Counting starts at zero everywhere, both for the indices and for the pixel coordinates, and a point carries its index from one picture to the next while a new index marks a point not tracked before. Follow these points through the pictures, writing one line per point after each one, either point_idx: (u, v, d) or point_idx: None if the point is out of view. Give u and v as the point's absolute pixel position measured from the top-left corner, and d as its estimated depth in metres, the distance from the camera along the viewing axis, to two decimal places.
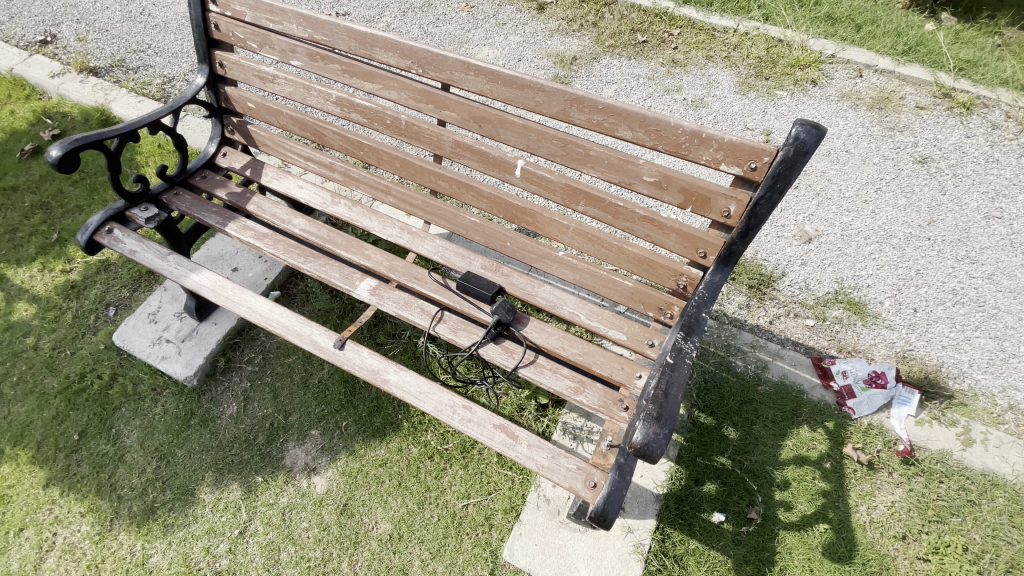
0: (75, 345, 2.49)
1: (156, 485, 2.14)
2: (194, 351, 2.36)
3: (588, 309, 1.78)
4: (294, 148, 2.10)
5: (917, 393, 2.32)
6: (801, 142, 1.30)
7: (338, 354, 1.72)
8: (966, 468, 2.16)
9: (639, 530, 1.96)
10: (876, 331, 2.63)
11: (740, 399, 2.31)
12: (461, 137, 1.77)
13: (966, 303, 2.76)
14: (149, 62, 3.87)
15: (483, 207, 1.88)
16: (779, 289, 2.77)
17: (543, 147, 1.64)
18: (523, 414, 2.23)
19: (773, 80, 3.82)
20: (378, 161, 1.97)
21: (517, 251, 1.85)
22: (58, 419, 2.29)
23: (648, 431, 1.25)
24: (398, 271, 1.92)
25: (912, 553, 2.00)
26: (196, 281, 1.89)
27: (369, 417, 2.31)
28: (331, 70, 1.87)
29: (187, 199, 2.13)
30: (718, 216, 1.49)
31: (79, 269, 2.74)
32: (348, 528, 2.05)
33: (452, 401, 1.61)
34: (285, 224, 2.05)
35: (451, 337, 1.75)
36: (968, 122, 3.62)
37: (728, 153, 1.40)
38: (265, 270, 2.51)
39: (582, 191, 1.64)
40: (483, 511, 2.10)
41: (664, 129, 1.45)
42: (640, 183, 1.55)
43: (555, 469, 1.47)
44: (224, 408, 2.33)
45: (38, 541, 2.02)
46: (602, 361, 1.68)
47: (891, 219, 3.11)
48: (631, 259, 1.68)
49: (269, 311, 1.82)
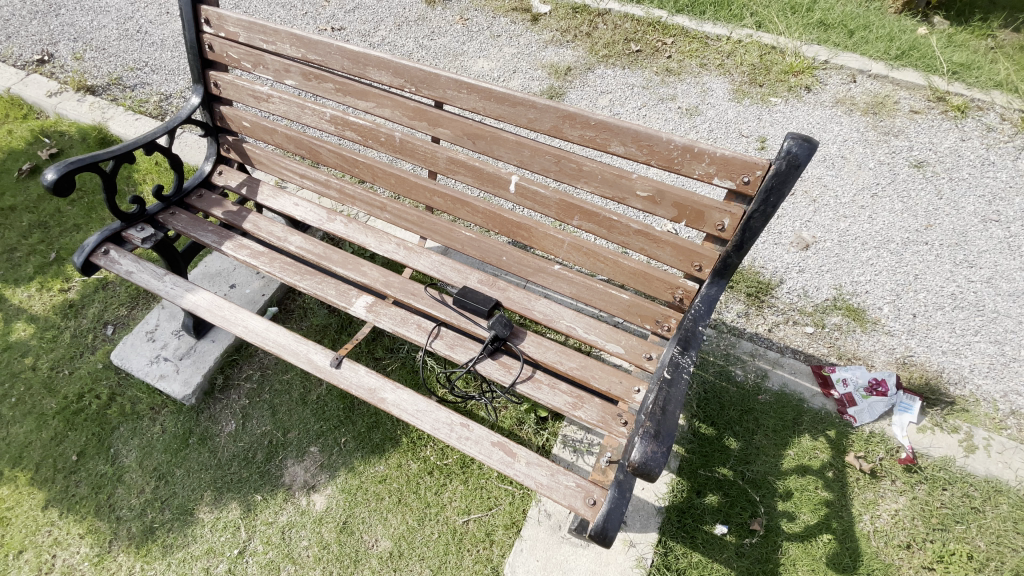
0: (73, 365, 2.48)
1: (154, 505, 2.13)
2: (192, 369, 2.36)
3: (585, 323, 1.77)
4: (289, 165, 2.11)
5: (917, 400, 2.31)
6: (793, 156, 1.30)
7: (335, 373, 1.71)
8: (970, 475, 2.15)
9: (641, 544, 1.95)
10: (876, 337, 2.62)
11: (740, 408, 2.30)
12: (455, 153, 1.78)
13: (965, 308, 2.76)
14: (146, 80, 3.90)
15: (479, 222, 1.88)
16: (777, 296, 2.76)
17: (537, 162, 1.64)
18: (522, 428, 2.22)
19: (767, 86, 3.84)
20: (372, 177, 1.98)
21: (512, 265, 1.85)
22: (56, 440, 2.28)
23: (646, 449, 1.24)
24: (394, 287, 1.91)
25: (917, 563, 1.98)
26: (192, 301, 1.89)
27: (368, 433, 2.30)
28: (325, 89, 1.88)
29: (183, 218, 2.13)
30: (712, 229, 1.49)
31: (78, 288, 2.74)
32: (348, 546, 2.04)
33: (449, 419, 1.60)
34: (281, 241, 2.05)
35: (448, 353, 1.74)
36: (963, 126, 3.63)
37: (721, 167, 1.40)
38: (263, 287, 2.51)
39: (576, 205, 1.65)
40: (484, 527, 2.08)
41: (656, 144, 1.45)
42: (633, 198, 1.55)
43: (553, 487, 1.46)
44: (223, 426, 2.33)
45: (37, 564, 2.01)
46: (600, 375, 1.67)
47: (888, 224, 3.11)
48: (627, 273, 1.67)
49: (266, 330, 1.82)
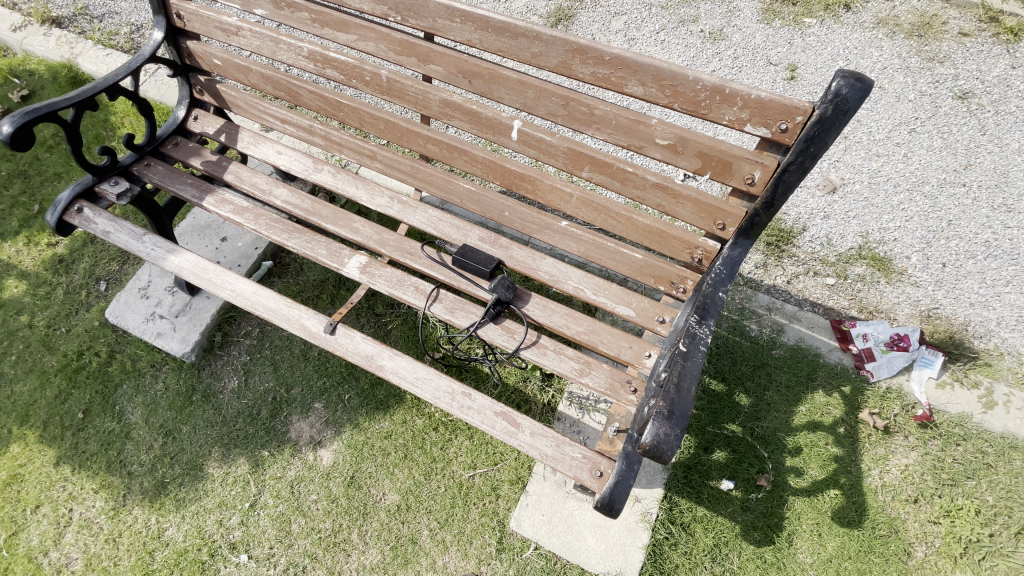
0: (70, 322, 2.44)
1: (164, 460, 2.16)
2: (189, 327, 2.31)
3: (594, 284, 1.65)
4: (269, 109, 1.91)
5: (940, 355, 2.22)
6: (842, 99, 1.10)
7: (330, 340, 1.62)
8: (985, 432, 2.10)
9: (647, 500, 1.96)
10: (901, 288, 2.49)
11: (753, 363, 2.24)
12: (449, 95, 1.58)
13: (998, 257, 2.59)
14: (114, 8, 3.55)
15: (478, 173, 1.71)
16: (799, 245, 2.60)
17: (542, 106, 1.45)
18: (527, 384, 2.18)
19: (801, 5, 3.44)
20: (359, 123, 1.79)
21: (515, 221, 1.70)
22: (61, 397, 2.28)
23: (659, 431, 1.13)
24: (389, 245, 1.77)
25: (923, 517, 1.98)
26: (175, 263, 1.77)
27: (371, 389, 2.28)
28: (299, 19, 1.65)
29: (160, 170, 1.97)
30: (740, 183, 1.32)
31: (65, 242, 2.64)
32: (356, 499, 2.07)
33: (450, 387, 1.53)
34: (266, 195, 1.89)
35: (448, 318, 1.64)
36: (1016, 50, 3.25)
37: (755, 112, 1.22)
38: (255, 240, 2.40)
39: (586, 155, 1.47)
40: (490, 482, 2.10)
41: (680, 84, 1.26)
42: (652, 147, 1.37)
43: (559, 458, 1.41)
44: (226, 383, 2.31)
45: (54, 517, 2.06)
46: (609, 340, 1.57)
47: (924, 164, 2.87)
48: (640, 231, 1.53)
49: (254, 293, 1.71)
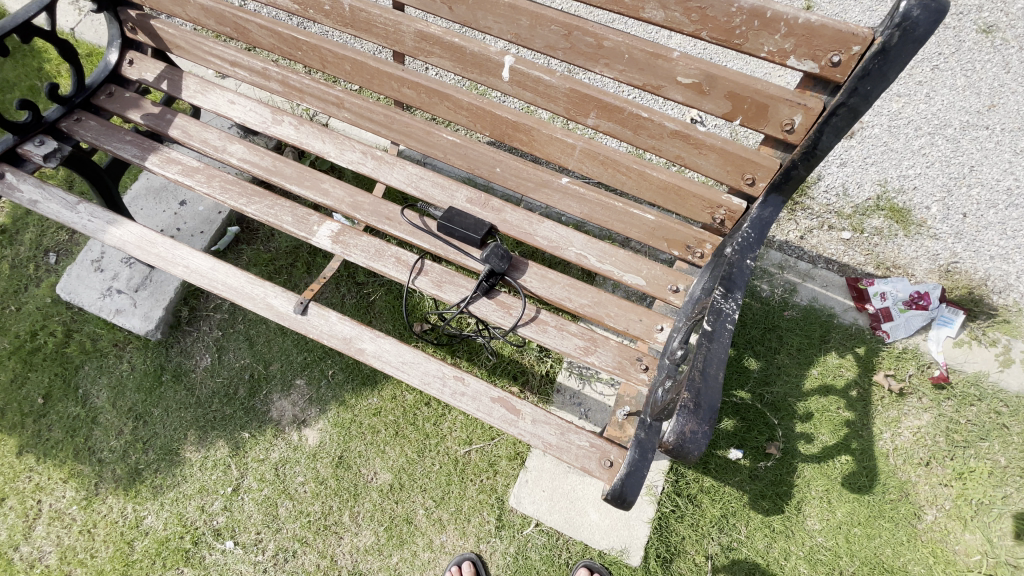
0: (19, 300, 2.21)
1: (136, 446, 2.01)
2: (152, 302, 2.09)
3: (599, 250, 1.46)
4: (215, 50, 1.62)
5: (960, 313, 2.09)
6: (911, 23, 0.89)
7: (302, 321, 1.44)
8: (1002, 391, 2.01)
9: (652, 473, 1.87)
10: (919, 242, 2.33)
11: (763, 326, 2.10)
12: (426, 26, 1.32)
13: (1020, 205, 2.43)
14: None
15: (464, 122, 1.47)
16: (813, 196, 2.40)
17: (538, 37, 1.21)
18: (523, 354, 2.03)
19: None
20: (322, 64, 1.52)
21: (509, 178, 1.48)
22: (17, 382, 2.09)
23: (683, 428, 0.98)
24: (364, 209, 1.55)
25: (934, 480, 1.92)
26: (118, 236, 1.54)
27: (356, 364, 2.11)
28: None
29: (93, 126, 1.70)
30: (776, 129, 1.12)
31: (4, 210, 2.36)
32: (346, 480, 1.96)
33: (440, 371, 1.37)
34: (219, 153, 1.64)
35: (435, 293, 1.46)
36: None
37: (801, 41, 1.00)
38: (217, 203, 2.15)
39: (592, 98, 1.24)
40: (487, 457, 1.98)
41: (710, 6, 1.02)
42: (672, 87, 1.15)
43: (564, 447, 1.27)
44: (198, 361, 2.13)
45: (22, 510, 1.93)
46: (617, 313, 1.40)
47: (948, 104, 2.64)
48: (654, 188, 1.32)
49: (212, 269, 1.51)
